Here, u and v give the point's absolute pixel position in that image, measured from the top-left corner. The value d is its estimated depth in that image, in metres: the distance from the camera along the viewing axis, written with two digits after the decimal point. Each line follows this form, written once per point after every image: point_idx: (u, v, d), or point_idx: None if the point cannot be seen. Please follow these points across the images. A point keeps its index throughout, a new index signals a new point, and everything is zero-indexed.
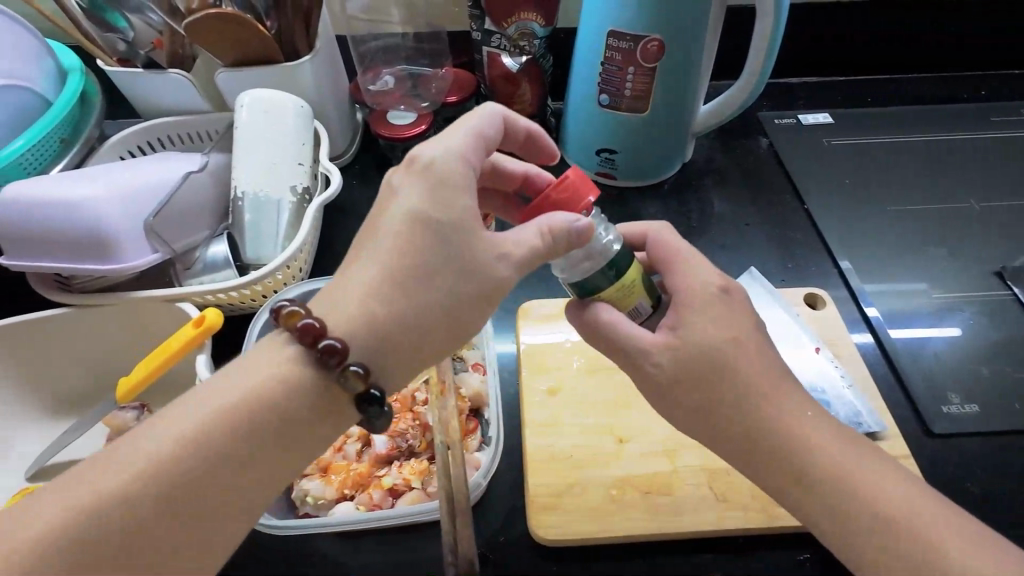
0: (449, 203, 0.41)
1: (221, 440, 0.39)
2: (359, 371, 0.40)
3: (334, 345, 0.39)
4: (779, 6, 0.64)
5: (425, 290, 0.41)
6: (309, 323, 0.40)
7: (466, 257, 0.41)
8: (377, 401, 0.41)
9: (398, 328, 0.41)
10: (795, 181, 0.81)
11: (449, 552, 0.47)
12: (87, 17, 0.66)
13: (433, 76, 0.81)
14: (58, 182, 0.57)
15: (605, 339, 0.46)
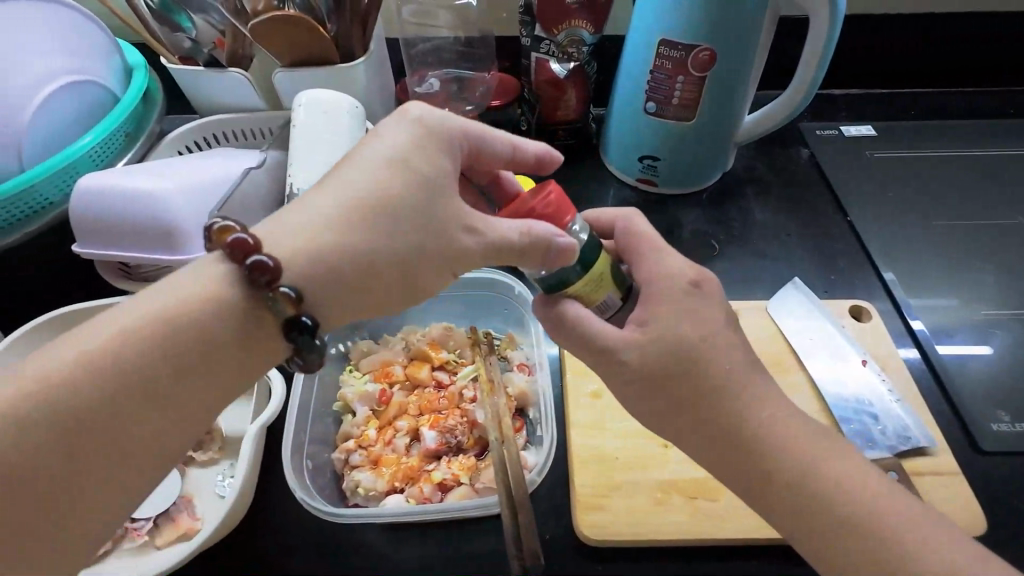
0: (429, 156, 0.44)
1: (139, 352, 0.39)
2: (290, 294, 0.40)
3: (265, 262, 0.40)
4: (833, 18, 0.64)
5: (375, 233, 0.42)
6: (241, 238, 0.40)
7: (427, 208, 0.43)
8: (307, 329, 0.41)
9: (343, 260, 0.42)
10: (837, 192, 0.81)
11: (512, 542, 0.44)
12: (156, 18, 0.68)
13: (479, 80, 0.82)
14: (129, 175, 0.59)
15: (568, 329, 0.46)
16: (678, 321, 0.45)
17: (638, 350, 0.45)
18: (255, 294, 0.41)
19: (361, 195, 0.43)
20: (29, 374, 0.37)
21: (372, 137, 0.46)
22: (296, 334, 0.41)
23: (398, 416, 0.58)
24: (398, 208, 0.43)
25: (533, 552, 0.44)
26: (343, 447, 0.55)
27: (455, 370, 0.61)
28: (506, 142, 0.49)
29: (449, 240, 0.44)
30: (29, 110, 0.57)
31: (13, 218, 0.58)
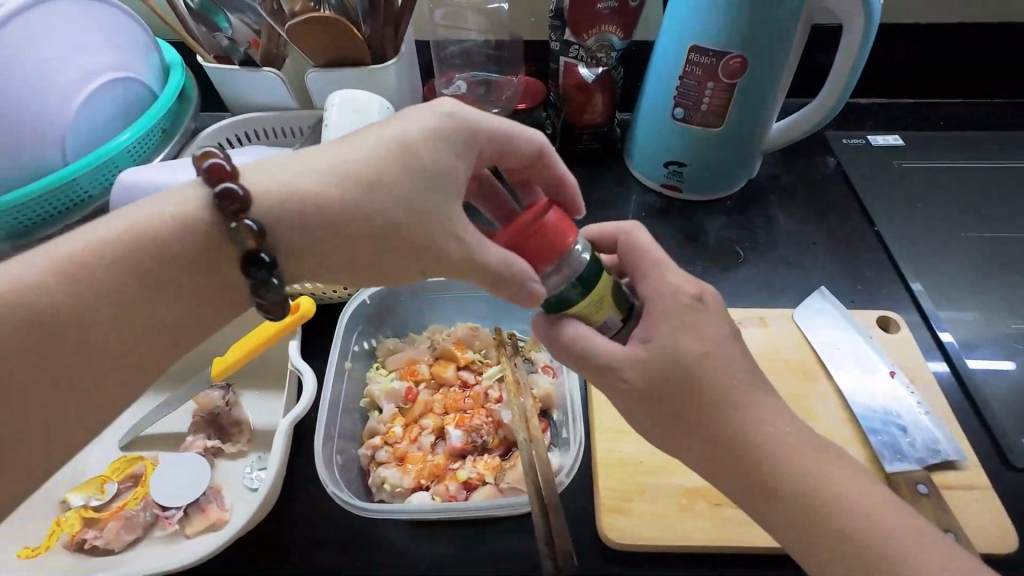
0: (441, 153, 0.45)
1: (97, 264, 0.40)
2: (252, 227, 0.41)
3: (234, 192, 0.41)
4: (868, 26, 0.64)
5: (353, 203, 0.43)
6: (219, 165, 0.42)
7: (419, 198, 0.44)
8: (264, 265, 0.42)
9: (315, 211, 0.43)
10: (864, 202, 0.80)
11: (544, 544, 0.44)
12: (194, 17, 0.71)
13: (505, 83, 0.83)
14: (165, 170, 0.59)
15: (569, 349, 0.46)
16: (677, 336, 0.45)
17: (640, 368, 0.45)
18: (221, 223, 0.42)
19: (351, 168, 0.44)
20: (8, 278, 0.38)
21: (396, 124, 0.46)
22: (254, 270, 0.43)
23: (424, 414, 0.58)
24: (388, 193, 0.43)
25: (567, 550, 0.43)
26: (370, 443, 0.56)
27: (480, 370, 0.62)
28: (536, 150, 0.49)
29: (426, 229, 0.44)
30: (73, 105, 0.58)
31: (52, 210, 0.59)
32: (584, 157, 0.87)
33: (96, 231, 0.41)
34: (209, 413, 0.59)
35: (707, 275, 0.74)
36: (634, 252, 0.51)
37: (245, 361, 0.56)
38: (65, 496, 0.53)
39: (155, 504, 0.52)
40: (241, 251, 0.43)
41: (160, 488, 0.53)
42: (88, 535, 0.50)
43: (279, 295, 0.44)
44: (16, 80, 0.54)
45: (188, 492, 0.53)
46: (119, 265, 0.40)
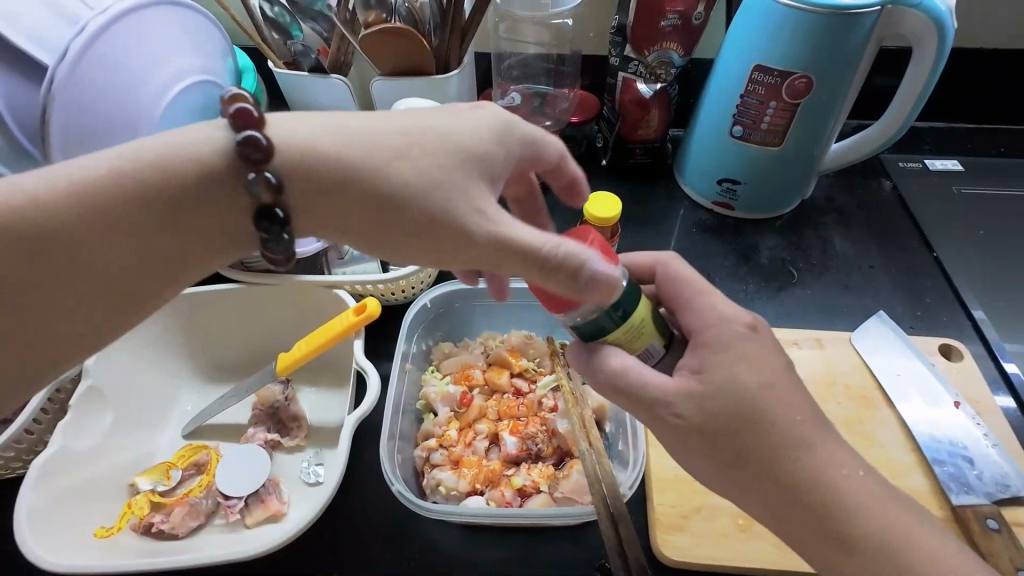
0: (477, 138, 0.42)
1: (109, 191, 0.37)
2: (272, 180, 0.38)
3: (257, 139, 0.37)
4: (940, 53, 0.64)
5: (384, 177, 0.39)
6: (248, 110, 0.38)
7: (449, 180, 0.40)
8: (279, 221, 0.39)
9: (344, 181, 0.39)
10: (922, 227, 0.79)
11: (613, 555, 0.45)
12: (270, 25, 0.74)
13: (560, 96, 0.86)
14: None
15: (613, 380, 0.42)
16: (727, 360, 0.42)
17: (691, 396, 0.41)
18: (230, 164, 0.38)
19: (381, 143, 0.40)
20: (34, 207, 0.36)
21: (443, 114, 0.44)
22: (267, 226, 0.39)
23: (478, 419, 0.59)
24: (407, 164, 0.39)
25: (639, 562, 0.44)
26: (425, 445, 0.57)
27: (533, 378, 0.62)
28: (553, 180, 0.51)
29: (462, 204, 0.40)
30: (162, 105, 0.61)
31: None
32: (632, 171, 0.87)
33: (107, 151, 0.38)
34: (269, 407, 0.60)
35: (760, 294, 0.73)
36: (676, 283, 0.47)
37: (313, 356, 0.57)
38: (134, 480, 0.56)
39: (218, 493, 0.54)
40: (255, 204, 0.39)
41: (223, 476, 0.55)
42: (155, 519, 0.52)
43: (286, 252, 0.41)
44: (116, 79, 0.57)
45: (248, 483, 0.54)
46: (114, 188, 0.37)
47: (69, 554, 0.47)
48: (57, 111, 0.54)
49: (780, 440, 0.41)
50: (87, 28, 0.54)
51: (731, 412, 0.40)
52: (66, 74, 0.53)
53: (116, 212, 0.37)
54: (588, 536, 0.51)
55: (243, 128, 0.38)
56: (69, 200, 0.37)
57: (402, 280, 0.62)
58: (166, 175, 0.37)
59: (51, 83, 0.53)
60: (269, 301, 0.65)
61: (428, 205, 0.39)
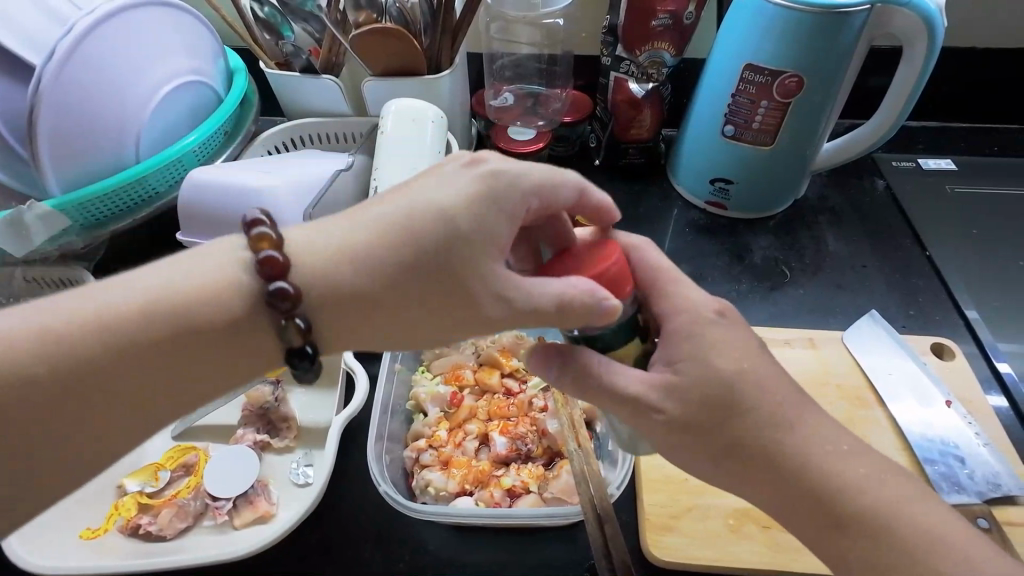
0: (489, 216, 0.37)
1: (127, 344, 0.34)
2: (302, 326, 0.37)
3: (286, 289, 0.36)
4: (931, 53, 0.63)
5: (406, 297, 0.38)
6: (273, 257, 0.36)
7: (458, 263, 0.37)
8: (309, 359, 0.38)
9: (366, 304, 0.37)
10: (915, 226, 0.79)
11: (601, 556, 0.45)
12: (261, 25, 0.73)
13: (552, 96, 0.85)
14: (226, 169, 0.62)
15: (587, 380, 0.41)
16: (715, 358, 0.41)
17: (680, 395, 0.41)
18: (262, 312, 0.37)
19: (399, 235, 0.37)
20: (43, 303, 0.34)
21: (439, 181, 0.39)
22: (297, 363, 0.38)
23: (468, 419, 0.59)
24: (432, 274, 0.37)
25: (624, 563, 0.44)
26: (415, 445, 0.57)
27: (524, 378, 0.62)
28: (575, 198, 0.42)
29: (476, 285, 0.37)
30: (151, 105, 0.61)
31: (121, 205, 0.61)
32: (626, 170, 0.87)
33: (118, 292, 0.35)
34: (258, 409, 0.60)
35: (753, 294, 0.73)
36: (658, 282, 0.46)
37: None
38: (122, 481, 0.55)
39: (206, 494, 0.54)
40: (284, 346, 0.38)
41: (212, 478, 0.54)
42: (143, 521, 0.52)
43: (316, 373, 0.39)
44: (104, 79, 0.57)
45: (238, 484, 0.54)
46: (135, 341, 0.35)
47: (58, 555, 0.49)
48: (45, 112, 0.54)
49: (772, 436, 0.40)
50: (74, 28, 0.54)
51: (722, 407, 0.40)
52: (53, 74, 0.54)
53: (139, 356, 0.35)
54: (578, 536, 0.51)
55: (272, 275, 0.36)
56: (85, 351, 0.34)
57: None
58: (195, 313, 0.35)
59: (38, 83, 0.53)
60: None
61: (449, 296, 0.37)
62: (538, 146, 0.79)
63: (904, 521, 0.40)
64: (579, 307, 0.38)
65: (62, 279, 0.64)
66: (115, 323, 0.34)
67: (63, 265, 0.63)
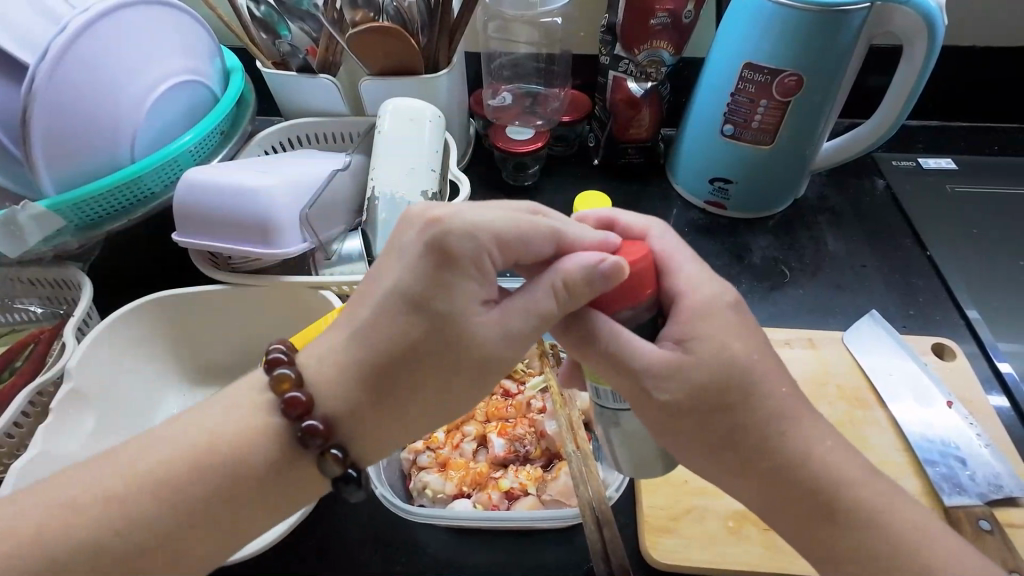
0: (450, 288, 0.36)
1: (187, 498, 0.37)
2: (338, 455, 0.39)
3: (315, 427, 0.38)
4: (931, 52, 0.63)
5: (431, 406, 0.39)
6: (297, 398, 0.38)
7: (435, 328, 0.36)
8: (355, 481, 0.40)
9: (394, 417, 0.39)
10: (915, 225, 0.78)
11: (600, 558, 0.45)
12: (258, 24, 0.73)
13: (551, 96, 0.85)
14: (224, 169, 0.62)
15: (600, 348, 0.39)
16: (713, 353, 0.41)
17: None
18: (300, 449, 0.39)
19: (384, 322, 0.37)
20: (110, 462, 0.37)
21: (400, 258, 0.38)
22: (344, 486, 0.40)
23: (466, 420, 0.59)
24: (435, 361, 0.37)
25: (624, 565, 0.44)
26: (413, 446, 0.56)
27: (523, 379, 0.62)
28: (552, 247, 0.40)
29: (465, 337, 0.37)
30: (146, 105, 0.60)
31: (116, 205, 0.60)
32: (625, 170, 0.87)
33: (168, 445, 0.38)
34: None
35: (753, 294, 0.73)
36: None
37: None
38: None
39: None
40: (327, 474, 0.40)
41: None
42: None
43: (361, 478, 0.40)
44: (98, 79, 0.57)
45: None
46: (193, 490, 0.37)
47: None
48: (39, 111, 0.54)
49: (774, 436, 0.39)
50: (68, 27, 0.54)
51: (723, 407, 0.39)
52: (47, 73, 0.53)
53: (198, 509, 0.37)
54: (577, 537, 0.51)
55: (299, 415, 0.38)
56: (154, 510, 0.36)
57: None
58: (238, 465, 0.38)
59: (31, 82, 0.53)
60: (241, 299, 0.63)
61: (454, 363, 0.37)
62: (537, 146, 0.79)
63: (907, 522, 0.39)
64: (581, 279, 0.38)
65: (57, 280, 0.63)
66: (164, 480, 0.37)
67: (57, 265, 0.62)
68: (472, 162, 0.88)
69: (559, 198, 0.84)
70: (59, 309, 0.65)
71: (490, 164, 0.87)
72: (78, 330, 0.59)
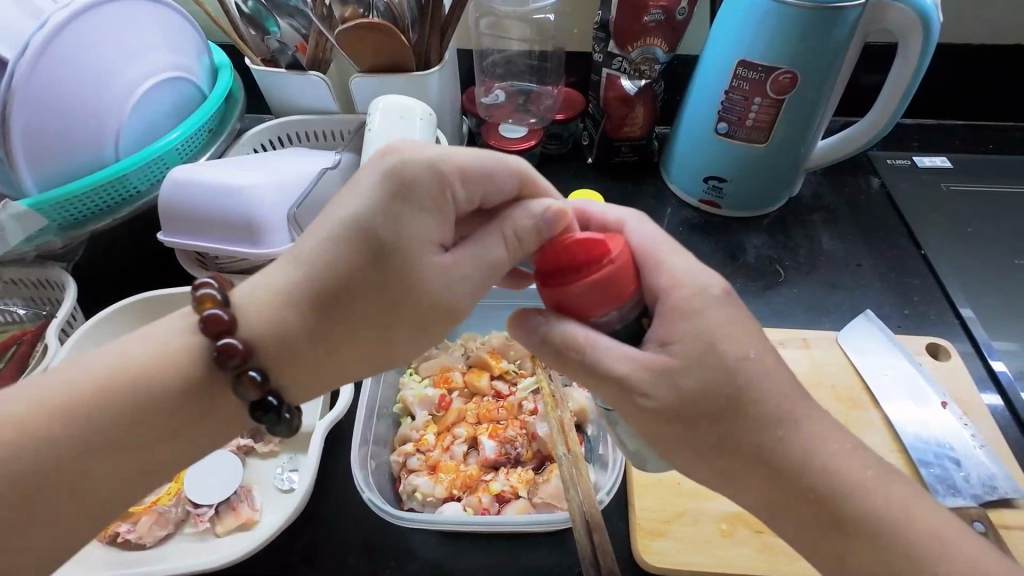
0: (404, 217, 0.36)
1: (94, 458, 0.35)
2: (257, 377, 0.37)
3: (232, 344, 0.36)
4: (926, 49, 0.62)
5: (371, 350, 0.40)
6: (217, 313, 0.37)
7: (391, 270, 0.37)
8: (274, 408, 0.38)
9: (340, 359, 0.39)
10: (910, 224, 0.78)
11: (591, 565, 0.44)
12: (247, 21, 0.72)
13: (545, 93, 0.84)
14: (211, 168, 0.61)
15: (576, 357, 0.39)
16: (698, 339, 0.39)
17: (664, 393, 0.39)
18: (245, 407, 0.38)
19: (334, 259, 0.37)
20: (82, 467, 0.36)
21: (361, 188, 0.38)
22: (263, 416, 0.38)
23: (457, 422, 0.58)
24: (396, 309, 0.38)
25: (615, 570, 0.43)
26: (402, 449, 0.55)
27: (514, 380, 0.61)
28: (515, 185, 0.41)
29: (416, 270, 0.37)
30: (130, 102, 0.59)
31: (101, 204, 0.60)
32: (619, 169, 0.86)
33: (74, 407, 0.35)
34: None
35: (747, 293, 0.72)
36: None
37: None
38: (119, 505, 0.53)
39: (188, 500, 0.53)
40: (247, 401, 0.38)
41: (193, 484, 0.53)
42: (121, 529, 0.51)
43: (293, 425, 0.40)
44: (81, 75, 0.56)
45: (219, 491, 0.53)
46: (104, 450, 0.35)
47: None
48: (19, 109, 0.53)
49: (773, 441, 0.38)
50: (48, 23, 0.53)
51: (718, 409, 0.38)
52: (27, 69, 0.52)
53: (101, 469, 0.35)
54: (569, 542, 0.50)
55: (219, 333, 0.36)
56: None
57: None
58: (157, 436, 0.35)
59: (11, 79, 0.52)
60: None
61: (411, 312, 0.38)
62: (529, 144, 0.79)
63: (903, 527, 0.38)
64: (529, 229, 0.39)
65: (41, 280, 0.62)
66: None
67: (42, 265, 0.61)
68: None
69: None
70: (43, 309, 0.63)
71: None
72: (61, 331, 0.58)
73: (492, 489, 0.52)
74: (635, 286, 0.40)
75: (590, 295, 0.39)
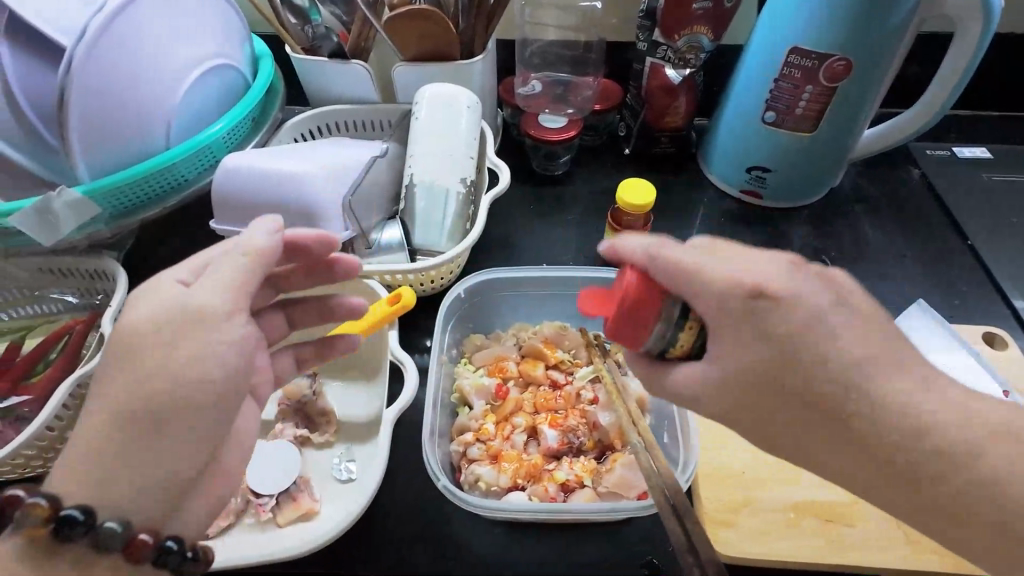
0: (161, 287, 0.39)
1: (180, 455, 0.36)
2: (39, 502, 0.34)
3: (21, 495, 0.35)
4: (983, 39, 0.62)
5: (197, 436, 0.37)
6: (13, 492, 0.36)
7: (185, 326, 0.37)
8: (74, 522, 0.34)
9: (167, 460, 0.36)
10: (954, 216, 0.78)
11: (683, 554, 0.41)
12: (288, 8, 0.70)
13: (583, 84, 0.83)
14: (262, 156, 0.60)
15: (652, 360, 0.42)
16: None
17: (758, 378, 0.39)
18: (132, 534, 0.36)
19: (129, 383, 0.36)
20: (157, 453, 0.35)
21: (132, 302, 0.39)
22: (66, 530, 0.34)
23: (515, 412, 0.57)
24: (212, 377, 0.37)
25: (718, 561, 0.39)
26: (461, 439, 0.55)
27: (570, 370, 0.60)
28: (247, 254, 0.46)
29: (199, 317, 0.38)
30: (183, 87, 0.58)
31: (151, 193, 0.59)
32: (656, 160, 0.86)
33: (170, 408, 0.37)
34: (296, 403, 0.58)
35: None
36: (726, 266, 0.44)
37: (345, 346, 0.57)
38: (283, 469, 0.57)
39: (248, 491, 0.51)
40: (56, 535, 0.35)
41: (252, 474, 0.52)
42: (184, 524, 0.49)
43: (126, 540, 0.35)
44: (136, 60, 0.55)
45: (278, 482, 0.52)
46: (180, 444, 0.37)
47: None
48: (76, 95, 0.52)
49: None
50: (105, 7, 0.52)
51: None
52: (85, 54, 0.51)
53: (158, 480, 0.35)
54: (638, 533, 0.49)
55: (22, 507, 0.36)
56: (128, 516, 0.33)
57: (424, 272, 0.60)
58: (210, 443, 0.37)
59: (68, 64, 0.51)
60: None
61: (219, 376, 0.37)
62: (569, 135, 0.78)
63: None
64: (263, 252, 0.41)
65: (90, 270, 0.61)
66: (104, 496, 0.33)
67: (92, 254, 0.60)
68: (501, 152, 0.87)
69: (590, 190, 0.83)
70: (93, 299, 0.63)
71: (519, 155, 0.86)
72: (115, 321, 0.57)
73: (558, 478, 0.52)
74: (661, 292, 0.38)
75: (624, 321, 0.39)
